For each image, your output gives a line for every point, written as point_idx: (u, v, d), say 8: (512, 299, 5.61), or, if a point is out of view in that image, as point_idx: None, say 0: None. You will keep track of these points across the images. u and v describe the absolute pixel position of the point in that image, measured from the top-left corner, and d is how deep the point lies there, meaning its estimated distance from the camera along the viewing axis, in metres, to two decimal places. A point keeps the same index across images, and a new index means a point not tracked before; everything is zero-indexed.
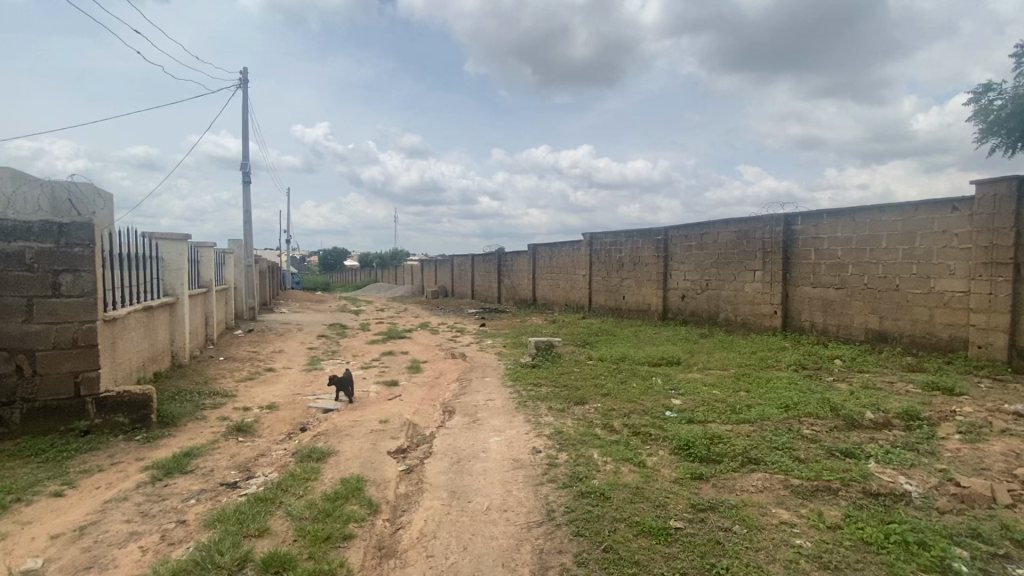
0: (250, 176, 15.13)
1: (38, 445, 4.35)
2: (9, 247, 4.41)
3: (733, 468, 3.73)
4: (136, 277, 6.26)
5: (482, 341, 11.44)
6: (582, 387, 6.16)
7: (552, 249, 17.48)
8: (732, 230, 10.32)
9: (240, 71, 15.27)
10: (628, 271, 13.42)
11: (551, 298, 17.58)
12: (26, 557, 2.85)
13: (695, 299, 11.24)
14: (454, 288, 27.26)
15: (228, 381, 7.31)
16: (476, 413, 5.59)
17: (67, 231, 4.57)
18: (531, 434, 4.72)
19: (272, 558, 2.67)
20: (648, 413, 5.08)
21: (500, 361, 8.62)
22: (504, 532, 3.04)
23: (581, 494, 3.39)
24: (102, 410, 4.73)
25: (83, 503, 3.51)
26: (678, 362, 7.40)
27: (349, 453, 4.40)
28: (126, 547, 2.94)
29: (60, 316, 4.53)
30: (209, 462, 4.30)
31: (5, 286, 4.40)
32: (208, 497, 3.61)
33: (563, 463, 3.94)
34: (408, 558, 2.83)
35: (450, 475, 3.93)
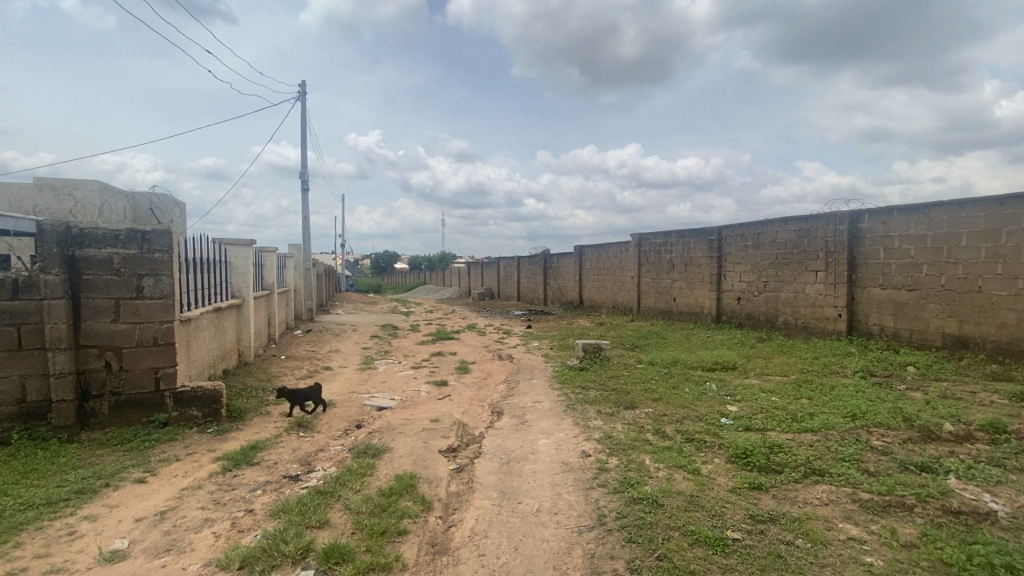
0: (309, 183, 15.89)
1: (124, 436, 4.75)
2: (100, 252, 4.80)
3: (795, 479, 3.55)
4: (207, 280, 6.71)
5: (529, 343, 11.46)
6: (632, 391, 6.05)
7: (599, 250, 17.28)
8: (791, 229, 9.86)
9: (300, 84, 16.10)
10: (679, 272, 13.07)
11: (598, 300, 17.37)
12: (115, 538, 3.11)
13: (751, 301, 10.78)
14: (500, 290, 27.45)
15: (289, 378, 7.70)
16: (525, 414, 5.61)
17: (150, 238, 4.95)
18: (580, 437, 4.68)
19: (332, 549, 2.79)
20: (702, 419, 4.93)
21: (548, 364, 8.60)
22: (555, 535, 3.03)
23: (633, 500, 3.33)
24: (178, 404, 5.09)
25: (163, 489, 3.80)
26: (734, 366, 7.13)
27: (402, 451, 4.53)
28: (201, 532, 3.15)
29: (142, 316, 4.92)
30: (273, 455, 4.54)
31: (97, 289, 4.80)
32: (272, 488, 3.82)
33: (614, 468, 3.88)
34: (460, 556, 2.87)
35: (500, 476, 3.96)
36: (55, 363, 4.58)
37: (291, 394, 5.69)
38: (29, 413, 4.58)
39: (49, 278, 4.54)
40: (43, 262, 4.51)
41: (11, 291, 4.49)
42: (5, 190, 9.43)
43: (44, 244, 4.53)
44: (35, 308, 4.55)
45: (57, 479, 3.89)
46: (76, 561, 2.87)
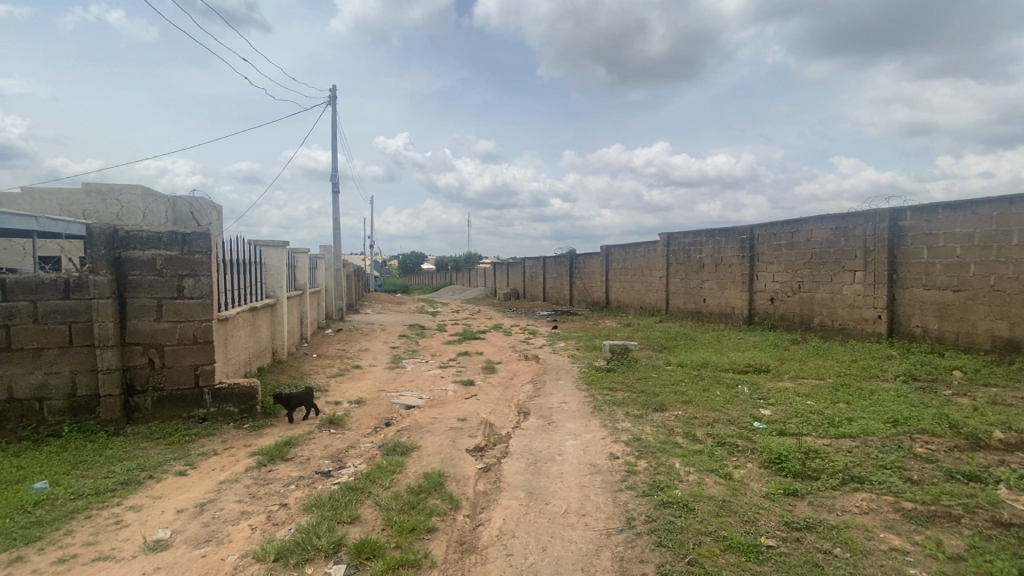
0: (339, 186, 16.23)
1: (166, 430, 4.94)
2: (144, 254, 5.01)
3: (833, 486, 3.43)
4: (243, 281, 6.92)
5: (555, 343, 11.41)
6: (661, 394, 5.95)
7: (626, 249, 17.10)
8: (827, 227, 9.54)
9: (330, 90, 16.48)
10: (709, 272, 12.82)
11: (625, 300, 17.18)
12: (158, 528, 3.24)
13: (785, 302, 10.48)
14: (526, 290, 27.45)
15: (320, 376, 7.88)
16: (552, 415, 5.59)
17: (190, 240, 5.15)
18: (608, 439, 4.64)
19: (363, 544, 2.84)
20: (734, 423, 4.81)
21: (574, 365, 8.56)
22: (583, 536, 3.01)
23: (663, 503, 3.28)
24: (217, 400, 5.27)
25: (202, 482, 3.94)
26: (767, 369, 6.95)
27: (430, 449, 4.58)
28: (238, 525, 3.25)
29: (183, 315, 5.11)
30: (306, 451, 4.66)
31: (141, 289, 5.02)
32: (305, 484, 3.91)
33: (643, 471, 3.83)
34: (489, 555, 2.88)
35: (527, 476, 3.95)
36: (103, 359, 4.81)
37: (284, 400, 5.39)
38: (78, 407, 4.81)
39: (98, 279, 4.77)
40: (92, 263, 4.75)
41: (62, 291, 4.73)
42: (57, 196, 9.95)
43: (93, 246, 4.77)
44: (85, 307, 4.79)
45: (105, 470, 4.09)
46: (122, 549, 3.00)
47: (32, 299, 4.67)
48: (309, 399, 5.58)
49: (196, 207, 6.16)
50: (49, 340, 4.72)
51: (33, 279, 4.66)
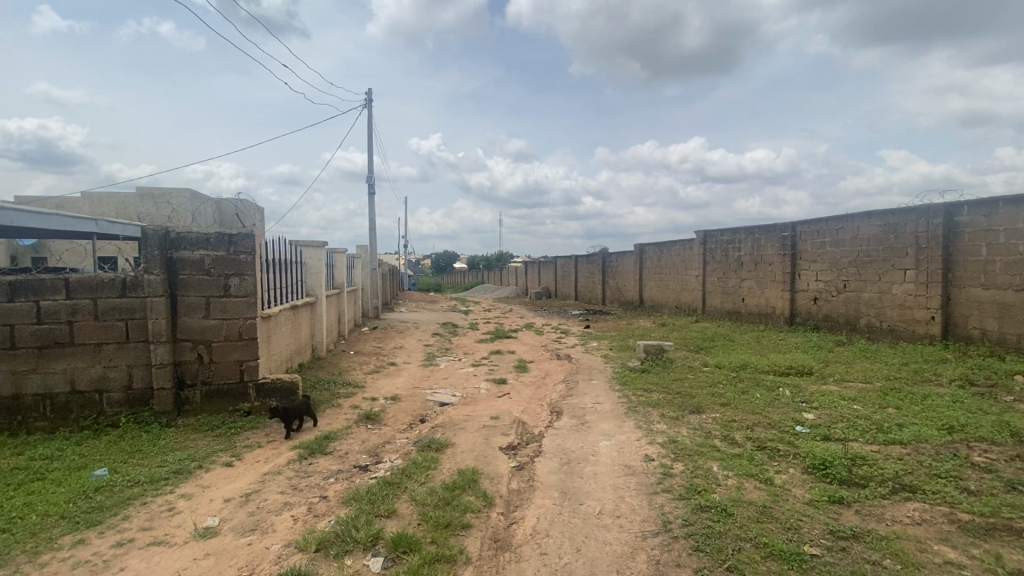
0: (375, 187, 16.59)
1: (214, 422, 5.18)
2: (193, 254, 5.25)
3: (882, 495, 3.28)
4: (284, 280, 7.17)
5: (588, 343, 11.33)
6: (697, 395, 5.83)
7: (661, 248, 16.81)
8: (874, 223, 9.12)
9: (367, 93, 16.89)
10: (748, 271, 12.45)
11: (659, 300, 16.90)
12: (207, 516, 3.40)
13: (830, 302, 10.06)
14: (558, 289, 27.35)
15: (358, 373, 8.07)
16: (585, 415, 5.56)
17: (236, 241, 5.37)
18: (643, 440, 4.58)
19: (400, 538, 2.90)
20: (775, 427, 4.67)
21: (608, 365, 8.48)
22: (618, 538, 2.98)
23: (700, 507, 3.21)
24: (260, 394, 5.47)
25: (247, 473, 4.11)
26: (810, 371, 6.70)
27: (464, 446, 4.63)
28: (281, 515, 3.38)
29: (229, 313, 5.33)
30: (345, 446, 4.79)
31: (190, 288, 5.25)
32: (344, 477, 4.02)
33: (679, 474, 3.76)
34: (523, 553, 2.89)
35: (561, 476, 3.94)
36: (156, 355, 5.07)
37: (282, 412, 5.01)
38: (134, 399, 5.09)
39: (151, 278, 5.03)
40: (146, 263, 5.02)
41: (119, 289, 5.01)
42: (114, 200, 10.56)
43: (148, 247, 5.03)
44: (139, 305, 5.05)
45: (159, 459, 4.31)
46: (175, 535, 3.16)
47: (93, 297, 4.97)
48: (306, 410, 5.23)
49: (241, 210, 6.42)
50: (108, 336, 5.01)
51: (94, 278, 4.96)
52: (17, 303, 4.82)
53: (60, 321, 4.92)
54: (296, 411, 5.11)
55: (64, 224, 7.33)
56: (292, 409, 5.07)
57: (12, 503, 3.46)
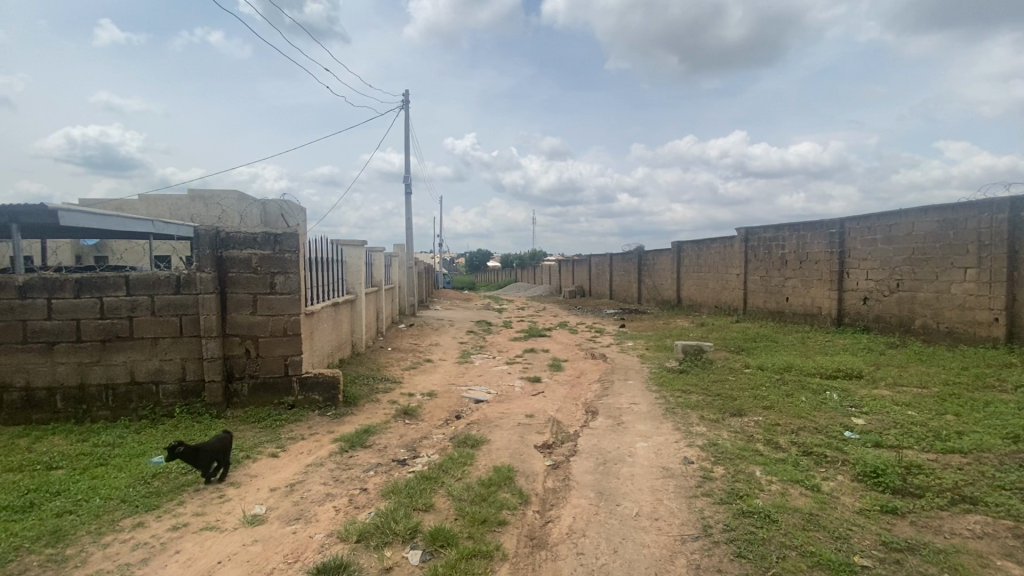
0: (411, 187, 16.87)
1: (260, 414, 5.39)
2: (242, 253, 5.48)
3: (939, 506, 3.10)
4: (326, 278, 7.39)
5: (624, 342, 11.18)
6: (739, 398, 5.66)
7: (700, 246, 16.39)
8: (931, 219, 8.62)
9: (404, 95, 17.22)
10: (792, 269, 12.01)
11: (698, 299, 16.51)
12: (255, 504, 3.54)
13: (881, 302, 9.57)
14: (592, 288, 27.10)
15: (395, 369, 8.24)
16: (621, 415, 5.49)
17: (281, 240, 5.56)
18: (681, 442, 4.48)
19: (437, 532, 2.95)
20: (822, 431, 4.48)
21: (644, 365, 8.35)
22: (656, 541, 2.94)
23: (742, 512, 3.12)
24: (303, 388, 5.66)
25: (291, 464, 4.26)
26: (859, 375, 6.40)
27: (499, 443, 4.66)
28: (324, 506, 3.49)
29: (275, 309, 5.54)
30: (383, 440, 4.90)
31: (238, 285, 5.48)
32: (383, 470, 4.12)
33: (719, 478, 3.67)
34: (559, 552, 2.89)
35: (597, 476, 3.91)
36: (207, 349, 5.33)
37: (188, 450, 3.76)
38: (187, 391, 5.36)
39: (204, 276, 5.29)
40: (199, 262, 5.28)
41: (174, 286, 5.28)
42: (169, 202, 11.14)
43: (200, 246, 5.29)
44: (192, 301, 5.32)
45: None
46: (226, 521, 3.32)
47: (150, 294, 5.26)
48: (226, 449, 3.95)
49: (286, 210, 6.66)
50: (164, 330, 5.30)
51: (151, 276, 5.25)
52: (82, 299, 5.16)
53: (121, 316, 5.23)
54: (209, 451, 3.84)
55: (124, 225, 7.79)
56: (203, 450, 3.82)
57: (78, 486, 3.70)
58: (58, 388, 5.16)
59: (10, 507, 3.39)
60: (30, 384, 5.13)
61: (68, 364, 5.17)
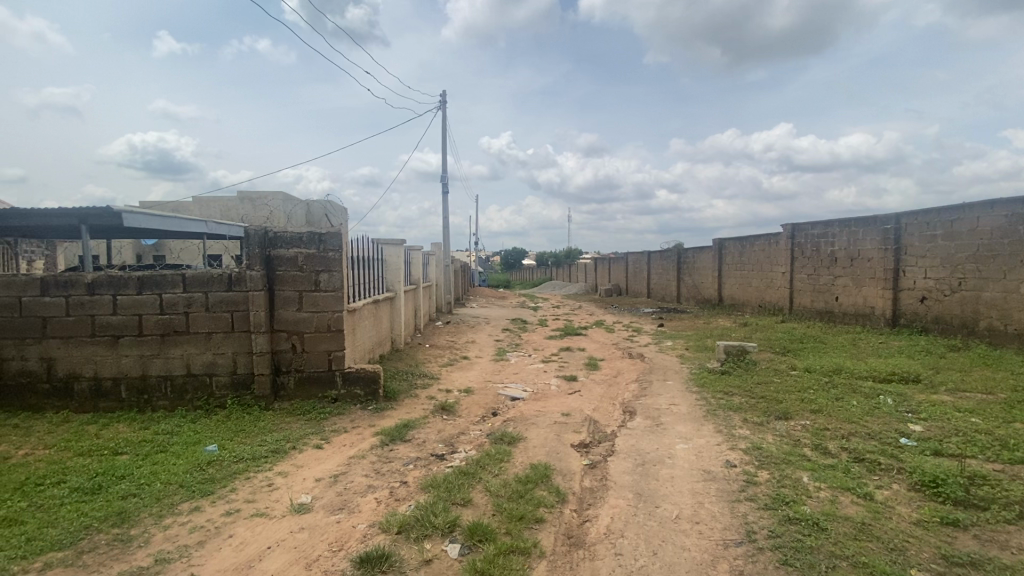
0: (448, 186, 17.07)
1: (306, 407, 5.60)
2: (288, 252, 5.69)
3: (1007, 520, 2.90)
4: (366, 276, 7.58)
5: (662, 342, 10.96)
6: (785, 400, 5.46)
7: (743, 243, 15.87)
8: (999, 213, 8.06)
9: (442, 95, 17.42)
10: (842, 267, 11.46)
11: (740, 298, 15.99)
12: (301, 493, 3.69)
13: (941, 302, 9.01)
14: (629, 287, 26.68)
15: (433, 365, 8.38)
16: (660, 416, 5.39)
17: (325, 239, 5.75)
18: (723, 445, 4.37)
19: (476, 527, 2.99)
20: (875, 438, 4.27)
21: (684, 365, 8.17)
22: (697, 544, 2.88)
23: (788, 519, 3.02)
24: (346, 382, 5.84)
25: (335, 456, 4.40)
26: (917, 379, 6.05)
27: (536, 441, 4.67)
28: (366, 497, 3.59)
29: (319, 306, 5.73)
30: (422, 434, 5.00)
31: (286, 283, 5.70)
32: (422, 464, 4.21)
33: (764, 483, 3.55)
34: (597, 552, 2.87)
35: (635, 477, 3.86)
36: (257, 343, 5.58)
37: None
38: (238, 383, 5.62)
39: (253, 274, 5.54)
40: (249, 260, 5.53)
41: (226, 284, 5.55)
42: (220, 203, 11.70)
43: (250, 246, 5.54)
44: (243, 298, 5.57)
45: (259, 438, 4.74)
46: (275, 508, 3.47)
47: (205, 291, 5.54)
48: None
49: (328, 210, 6.89)
50: (217, 325, 5.57)
51: (206, 274, 5.53)
52: (143, 295, 5.48)
53: (178, 312, 5.54)
54: None
55: (181, 225, 8.23)
56: None
57: (140, 471, 3.95)
58: (123, 379, 5.52)
59: (81, 488, 3.66)
60: (98, 375, 5.50)
61: (131, 356, 5.52)
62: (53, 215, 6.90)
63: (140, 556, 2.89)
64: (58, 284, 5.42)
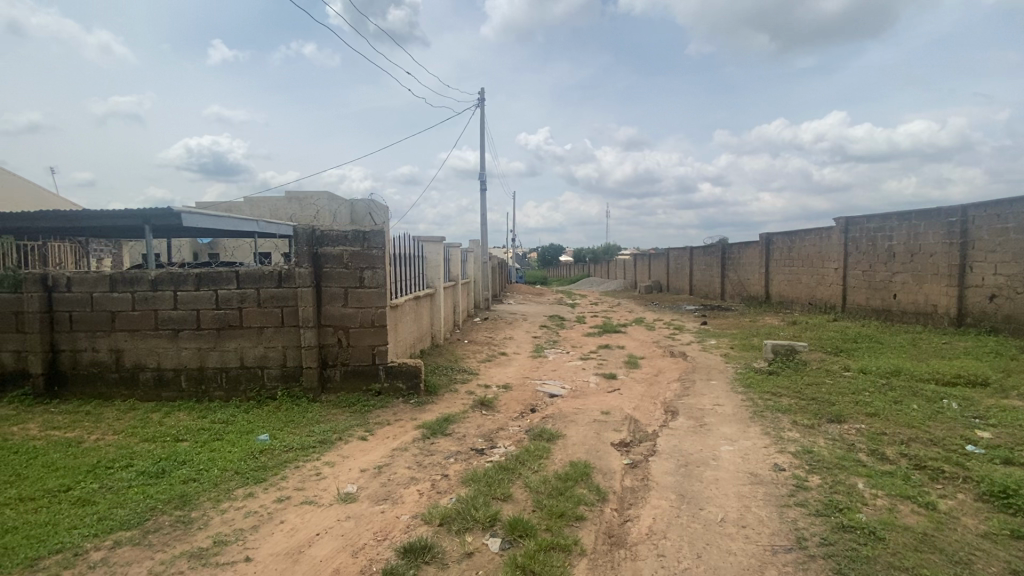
0: (486, 183, 17.18)
1: (351, 400, 5.79)
2: (335, 250, 5.88)
3: None
4: (407, 273, 7.73)
5: (705, 340, 10.68)
6: (837, 403, 5.21)
7: (792, 238, 15.24)
8: None
9: (480, 92, 17.53)
10: (901, 263, 10.83)
11: (789, 295, 15.37)
12: (347, 483, 3.82)
13: (1013, 300, 8.38)
14: (670, 283, 26.12)
15: (472, 360, 8.48)
16: (703, 417, 5.26)
17: (369, 237, 5.90)
18: (771, 448, 4.22)
19: (516, 522, 3.01)
20: (938, 444, 4.02)
21: (729, 364, 7.94)
22: (743, 549, 2.80)
23: (842, 526, 2.89)
24: (389, 376, 5.99)
25: (379, 447, 4.54)
26: (986, 383, 5.66)
27: (575, 439, 4.65)
28: (409, 489, 3.68)
29: (364, 302, 5.90)
30: (462, 429, 5.07)
31: (332, 280, 5.89)
32: (463, 458, 4.27)
33: (815, 488, 3.41)
34: (639, 553, 2.84)
35: (678, 478, 3.78)
36: (305, 337, 5.80)
37: None
38: (287, 375, 5.86)
39: (302, 271, 5.76)
40: (298, 258, 5.75)
41: (277, 280, 5.79)
42: (269, 203, 12.20)
43: (299, 244, 5.76)
44: (292, 294, 5.81)
45: (308, 429, 4.94)
46: (323, 497, 3.60)
47: (257, 287, 5.80)
48: None
49: (372, 209, 7.07)
50: (268, 320, 5.83)
51: (258, 271, 5.79)
52: (201, 291, 5.80)
53: (233, 307, 5.82)
54: None
55: (234, 225, 8.65)
56: None
57: (199, 457, 4.19)
58: (182, 370, 5.86)
59: (147, 472, 3.92)
60: (160, 366, 5.86)
61: (190, 349, 5.85)
62: (120, 216, 7.39)
63: (200, 537, 3.08)
64: (125, 280, 5.80)
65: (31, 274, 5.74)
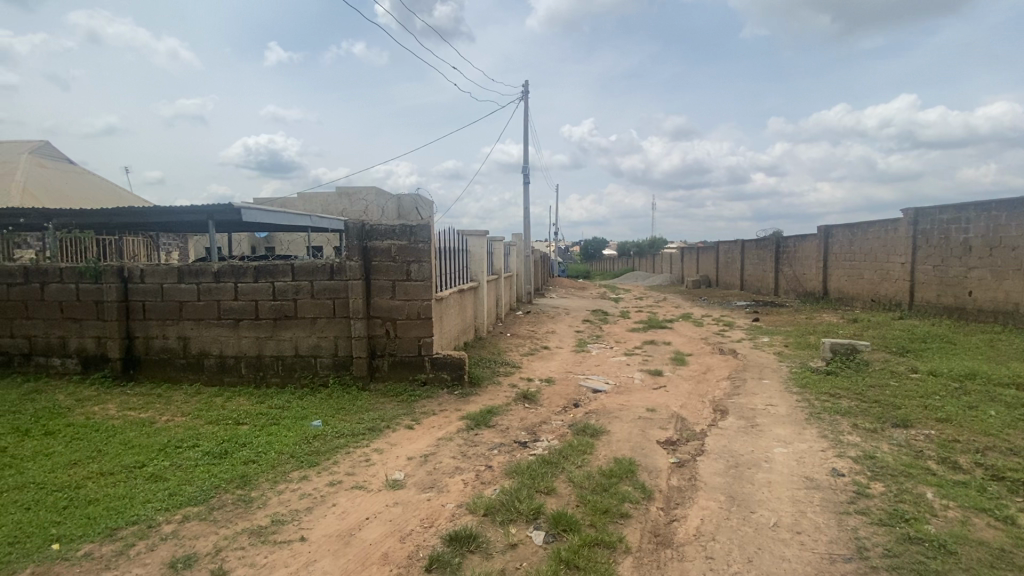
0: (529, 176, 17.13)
1: (398, 389, 5.95)
2: (383, 244, 6.03)
3: None
4: (451, 266, 7.83)
5: (756, 338, 10.28)
6: (903, 407, 4.89)
7: (854, 231, 14.38)
8: None
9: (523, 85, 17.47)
10: (978, 257, 10.00)
11: (849, 291, 14.54)
12: (394, 470, 3.93)
13: None
14: (719, 278, 25.26)
15: (515, 354, 8.52)
16: (755, 417, 5.07)
17: (416, 231, 6.03)
18: (829, 452, 4.01)
19: (560, 516, 3.02)
20: (1020, 454, 3.70)
21: (783, 363, 7.60)
22: (798, 556, 2.69)
23: (908, 538, 2.72)
24: (434, 367, 6.11)
25: (425, 437, 4.64)
26: None
27: (619, 435, 4.59)
28: (455, 478, 3.75)
29: (410, 295, 6.03)
30: (505, 421, 5.11)
31: (380, 273, 6.05)
32: (506, 450, 4.31)
33: (878, 496, 3.22)
34: (686, 554, 2.78)
35: (727, 479, 3.67)
36: (355, 328, 6.00)
37: None
38: (339, 364, 6.09)
39: (352, 264, 5.95)
40: (348, 251, 5.94)
41: (329, 273, 6.02)
42: (320, 198, 12.66)
43: (349, 238, 5.95)
44: (343, 287, 6.01)
45: (357, 416, 5.12)
46: (372, 482, 3.73)
47: (310, 280, 6.04)
48: None
49: (418, 203, 7.21)
50: (320, 311, 6.07)
51: (311, 264, 6.02)
52: (259, 284, 6.09)
53: (288, 299, 6.09)
54: None
55: (288, 220, 9.04)
56: None
57: (258, 440, 4.43)
58: (242, 357, 6.19)
59: (211, 452, 4.18)
60: (222, 353, 6.22)
61: (249, 337, 6.17)
62: (186, 212, 7.88)
63: (259, 516, 3.25)
64: (192, 272, 6.18)
65: (109, 266, 6.22)
